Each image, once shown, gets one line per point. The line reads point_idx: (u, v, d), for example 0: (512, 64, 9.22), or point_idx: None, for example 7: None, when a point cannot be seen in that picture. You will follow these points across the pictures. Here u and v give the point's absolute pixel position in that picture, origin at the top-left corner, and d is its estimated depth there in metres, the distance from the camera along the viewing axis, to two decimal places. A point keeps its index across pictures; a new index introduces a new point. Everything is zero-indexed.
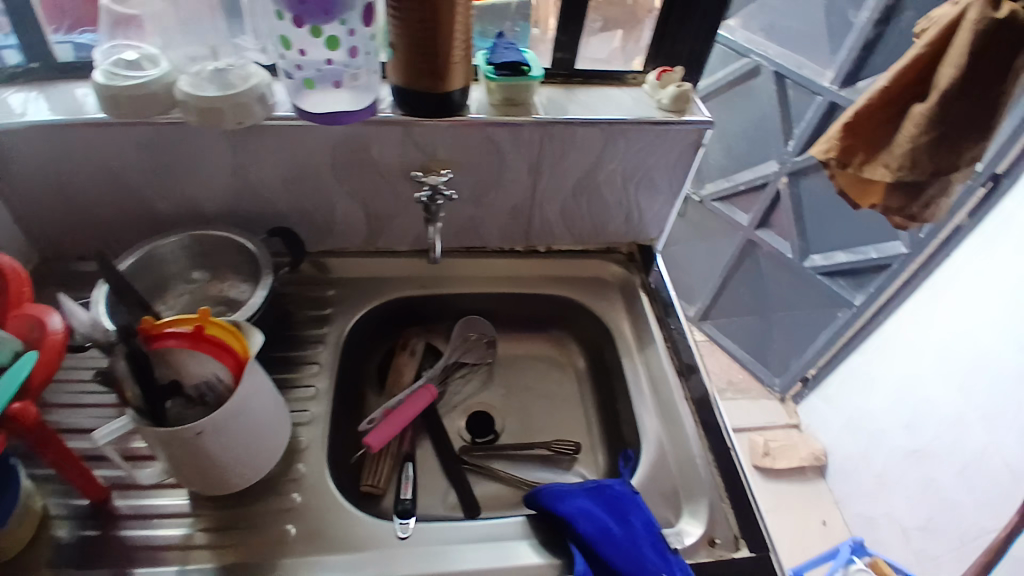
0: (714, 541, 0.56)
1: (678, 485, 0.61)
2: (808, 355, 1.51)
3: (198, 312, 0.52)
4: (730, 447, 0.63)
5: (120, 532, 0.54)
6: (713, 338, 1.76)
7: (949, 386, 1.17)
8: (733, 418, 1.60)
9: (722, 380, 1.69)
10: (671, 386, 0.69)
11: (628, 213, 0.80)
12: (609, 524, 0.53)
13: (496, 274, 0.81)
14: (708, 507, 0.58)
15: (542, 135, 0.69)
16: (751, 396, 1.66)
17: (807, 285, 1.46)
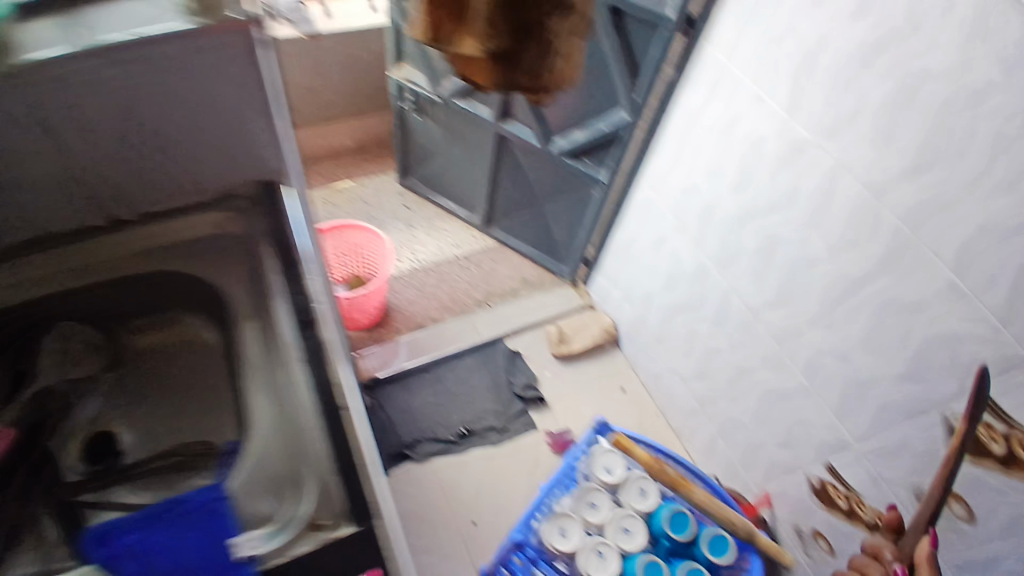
0: (318, 524, 0.56)
1: (287, 474, 0.60)
2: (582, 237, 1.50)
3: None
4: (344, 409, 0.61)
5: None
6: (504, 241, 1.69)
7: (692, 242, 1.18)
8: (529, 315, 1.59)
9: (516, 280, 1.64)
10: (288, 349, 0.64)
11: (226, 151, 0.68)
12: (168, 546, 0.51)
13: (87, 267, 0.71)
14: (314, 491, 0.57)
15: (25, 86, 0.55)
16: (546, 288, 1.64)
17: (560, 170, 1.40)
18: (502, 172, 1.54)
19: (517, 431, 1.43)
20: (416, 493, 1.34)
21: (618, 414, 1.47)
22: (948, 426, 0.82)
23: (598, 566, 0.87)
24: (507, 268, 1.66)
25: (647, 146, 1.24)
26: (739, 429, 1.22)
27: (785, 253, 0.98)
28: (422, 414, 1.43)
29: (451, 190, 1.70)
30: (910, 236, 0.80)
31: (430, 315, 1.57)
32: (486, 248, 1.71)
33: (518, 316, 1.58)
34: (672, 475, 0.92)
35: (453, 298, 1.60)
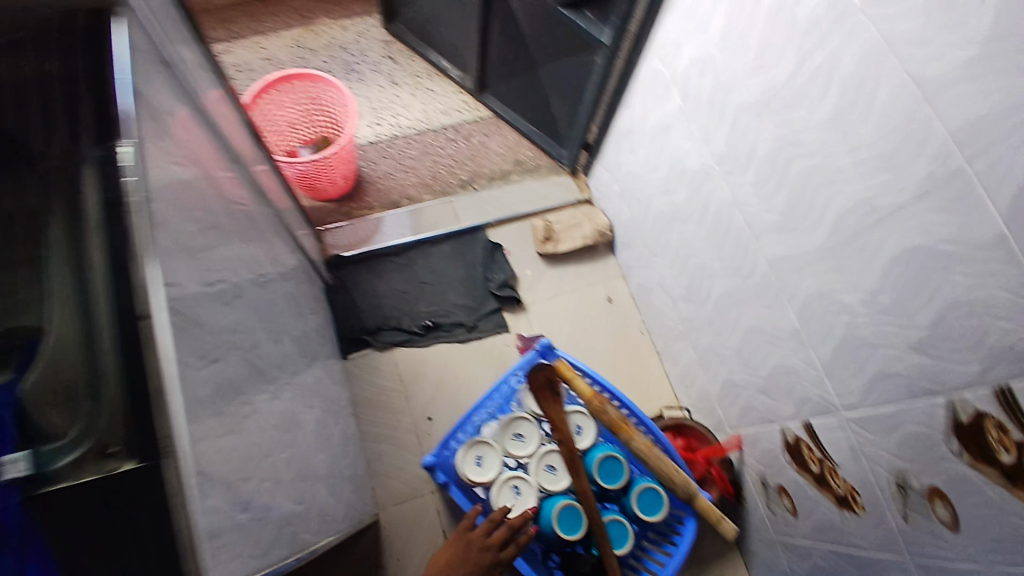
0: (106, 450, 0.41)
1: (65, 390, 0.42)
2: (581, 117, 1.30)
3: None
4: (152, 311, 0.44)
5: None
6: (498, 112, 1.50)
7: (695, 133, 0.99)
8: (519, 204, 1.42)
9: (506, 161, 1.47)
10: (87, 228, 0.46)
11: None
12: None
13: None
14: (105, 416, 0.41)
15: None
16: (540, 175, 1.46)
17: (558, 25, 1.16)
18: (494, 24, 1.31)
19: (488, 329, 1.30)
20: (374, 380, 1.24)
21: (601, 325, 1.34)
22: (952, 413, 0.68)
23: (510, 503, 0.79)
24: (499, 145, 1.48)
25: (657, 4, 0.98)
26: (723, 363, 1.11)
27: (799, 160, 0.80)
28: (388, 301, 1.30)
29: (443, 42, 1.49)
30: (964, 161, 0.58)
31: (406, 194, 1.41)
32: (479, 118, 1.52)
33: (502, 202, 1.42)
34: (614, 417, 0.79)
35: (435, 177, 1.44)
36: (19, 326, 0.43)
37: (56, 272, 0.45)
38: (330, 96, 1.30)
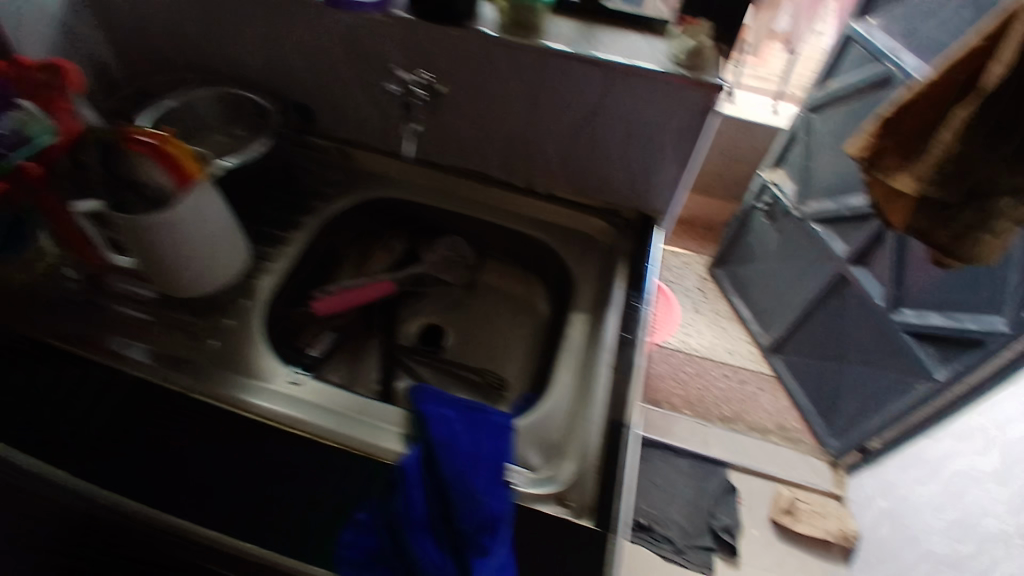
0: (563, 500, 0.59)
1: (559, 444, 0.63)
2: (873, 424, 1.29)
3: (166, 133, 0.59)
4: (627, 423, 0.64)
5: (99, 302, 0.70)
6: (780, 377, 1.50)
7: (998, 500, 0.89)
8: (765, 461, 1.40)
9: (770, 421, 1.46)
10: (602, 351, 0.69)
11: (634, 175, 0.76)
12: (459, 437, 0.58)
13: (488, 199, 0.83)
14: (577, 471, 0.61)
15: (541, 63, 0.68)
16: (800, 448, 1.44)
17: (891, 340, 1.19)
18: (819, 311, 1.38)
19: (694, 560, 1.23)
20: None
21: None
22: None
23: None
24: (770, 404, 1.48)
25: (1006, 372, 0.97)
26: None
27: None
28: None
29: (755, 300, 1.57)
30: None
31: (671, 400, 1.48)
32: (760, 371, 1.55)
33: (752, 454, 1.41)
34: None
35: (699, 400, 1.50)
36: (552, 398, 0.67)
37: (566, 374, 0.69)
38: (658, 317, 1.36)
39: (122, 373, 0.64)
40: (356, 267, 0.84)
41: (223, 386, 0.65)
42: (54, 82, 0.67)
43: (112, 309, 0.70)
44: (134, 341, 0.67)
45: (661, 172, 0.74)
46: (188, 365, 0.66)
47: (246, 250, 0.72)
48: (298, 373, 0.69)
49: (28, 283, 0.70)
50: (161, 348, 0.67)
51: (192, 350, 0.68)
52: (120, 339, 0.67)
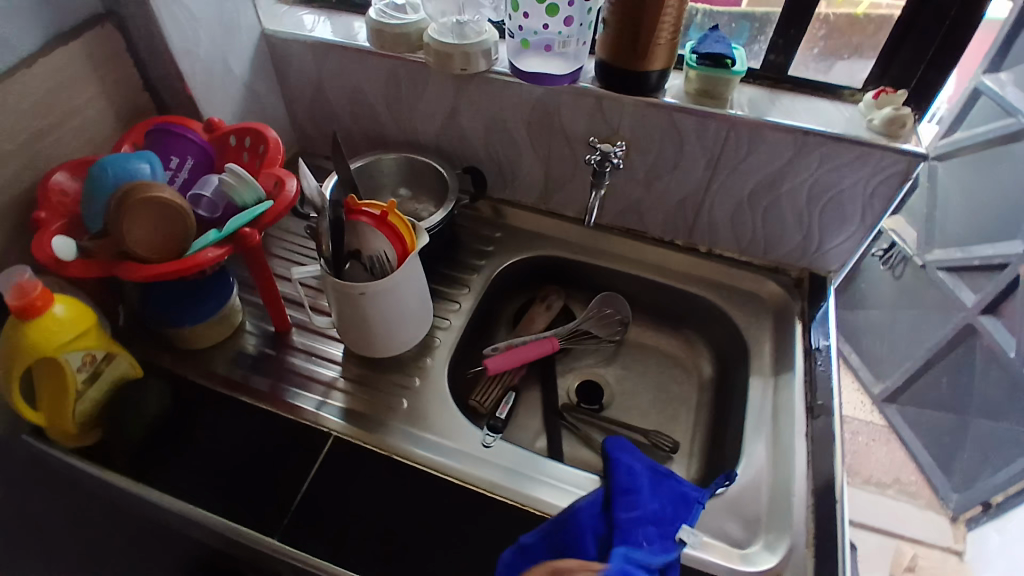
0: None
1: (765, 518, 0.60)
2: (998, 477, 1.21)
3: (387, 202, 0.61)
4: (838, 500, 0.61)
5: (284, 358, 0.71)
6: (894, 427, 1.46)
7: None
8: (880, 514, 1.34)
9: (887, 475, 1.40)
10: (795, 419, 0.67)
11: (807, 236, 0.76)
12: (642, 487, 0.58)
13: (649, 259, 0.83)
14: (789, 545, 0.58)
15: (727, 131, 0.69)
16: (918, 502, 1.36)
17: None
18: (946, 359, 1.32)
19: None
20: None
21: None
22: None
23: None
24: (884, 457, 1.43)
25: None
26: None
27: None
28: None
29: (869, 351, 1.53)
30: None
31: None
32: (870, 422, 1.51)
33: (864, 507, 1.34)
34: None
35: None
36: (743, 469, 0.64)
37: (755, 443, 0.66)
38: None
39: (316, 431, 0.63)
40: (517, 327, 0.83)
41: (416, 447, 0.62)
42: (260, 150, 0.71)
43: (296, 368, 0.70)
44: (326, 400, 0.66)
45: (842, 235, 0.74)
46: (375, 422, 0.64)
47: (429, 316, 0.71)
48: (488, 434, 0.65)
49: (220, 341, 0.73)
50: (355, 408, 0.65)
51: (384, 411, 0.65)
52: (312, 397, 0.66)
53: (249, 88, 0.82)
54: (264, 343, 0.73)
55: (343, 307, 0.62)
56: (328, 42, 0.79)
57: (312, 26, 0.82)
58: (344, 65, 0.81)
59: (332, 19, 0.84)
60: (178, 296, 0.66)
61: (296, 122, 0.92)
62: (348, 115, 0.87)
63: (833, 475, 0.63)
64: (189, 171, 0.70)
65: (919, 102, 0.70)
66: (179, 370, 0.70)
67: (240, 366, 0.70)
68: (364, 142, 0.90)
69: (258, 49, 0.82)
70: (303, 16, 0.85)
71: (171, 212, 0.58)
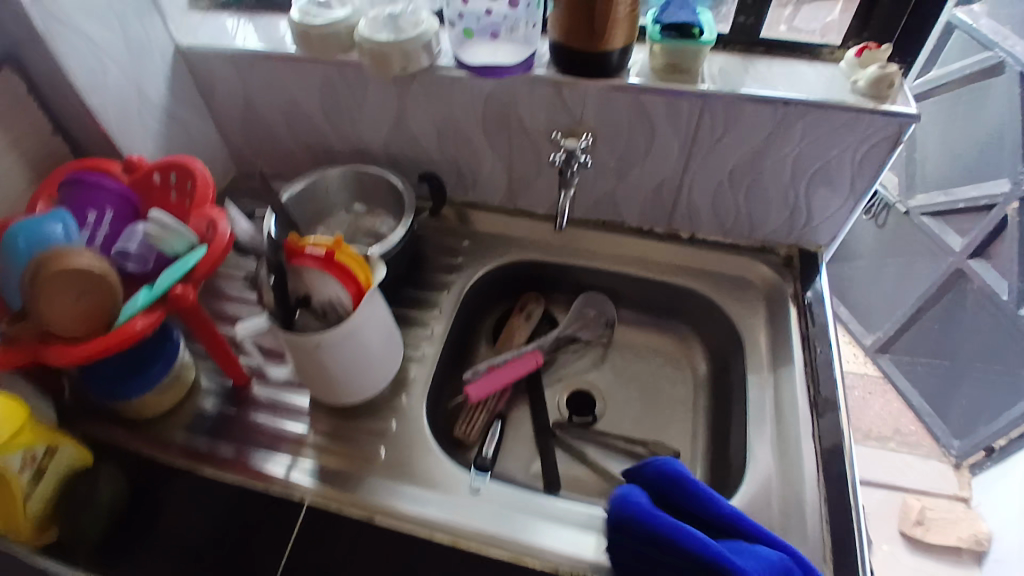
0: None
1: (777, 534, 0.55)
2: (1000, 424, 1.25)
3: (334, 238, 0.55)
4: (853, 506, 0.56)
5: (245, 416, 0.64)
6: (889, 376, 1.48)
7: None
8: (885, 471, 1.38)
9: (886, 427, 1.44)
10: (799, 418, 0.62)
11: (795, 211, 0.70)
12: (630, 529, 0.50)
13: (629, 253, 0.77)
14: None
15: (700, 109, 0.62)
16: (922, 453, 1.41)
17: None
18: (936, 306, 1.31)
19: None
20: None
21: None
22: None
23: None
24: (879, 410, 1.46)
25: None
26: None
27: None
28: None
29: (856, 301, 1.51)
30: None
31: None
32: (864, 373, 1.53)
33: (874, 465, 1.39)
34: None
35: None
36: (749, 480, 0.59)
37: (761, 450, 0.61)
38: None
39: (289, 501, 0.57)
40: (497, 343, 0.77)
41: (395, 501, 0.56)
42: (188, 187, 0.63)
43: (260, 427, 0.63)
44: (298, 459, 0.60)
45: (830, 208, 0.68)
46: (349, 478, 0.58)
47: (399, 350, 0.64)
48: (478, 477, 0.58)
49: (175, 406, 0.65)
50: (330, 465, 0.59)
51: (363, 465, 0.59)
52: (281, 459, 0.60)
53: (171, 115, 0.73)
54: (222, 402, 0.65)
55: (298, 359, 0.55)
56: (254, 53, 0.70)
57: (240, 34, 0.72)
58: (270, 75, 0.72)
59: (254, 21, 0.74)
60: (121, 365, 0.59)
61: (229, 140, 0.82)
62: (282, 130, 0.78)
63: (846, 478, 0.58)
64: (111, 225, 0.61)
65: (904, 55, 0.64)
66: (132, 443, 0.62)
67: (197, 432, 0.63)
68: (307, 157, 0.81)
69: (174, 70, 0.72)
70: (225, 25, 0.74)
71: (90, 281, 0.51)
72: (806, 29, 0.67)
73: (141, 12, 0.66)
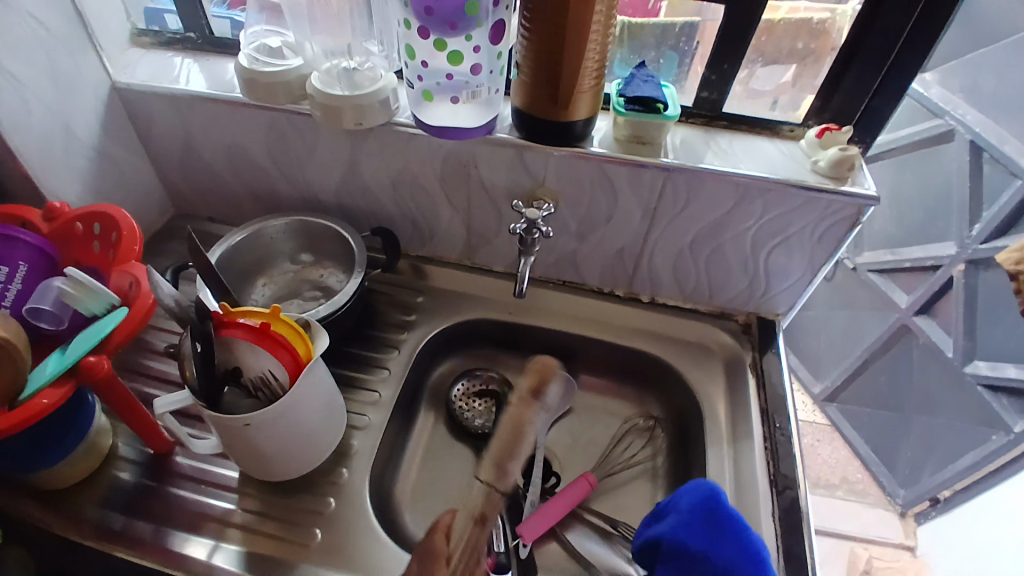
0: None
1: None
2: (944, 476, 1.35)
3: (269, 309, 0.53)
4: None
5: (167, 490, 0.60)
6: (836, 424, 1.60)
7: None
8: (836, 519, 1.47)
9: (834, 475, 1.56)
10: (757, 496, 0.60)
11: (753, 280, 0.69)
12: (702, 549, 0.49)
13: (588, 314, 0.76)
14: None
15: (664, 181, 0.61)
16: (869, 501, 1.51)
17: (967, 397, 1.27)
18: (882, 358, 1.45)
19: None
20: None
21: None
22: None
23: None
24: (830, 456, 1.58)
25: None
26: None
27: None
28: None
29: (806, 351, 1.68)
30: None
31: None
32: (814, 421, 1.66)
33: (829, 514, 1.48)
34: None
35: None
36: None
37: None
38: None
39: None
40: (449, 407, 0.73)
41: None
42: (112, 239, 0.58)
43: (182, 503, 0.59)
44: (222, 542, 0.56)
45: (788, 281, 0.68)
46: (279, 564, 0.55)
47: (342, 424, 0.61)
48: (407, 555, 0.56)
49: (88, 478, 0.60)
50: (256, 549, 0.56)
51: (292, 549, 0.56)
52: (204, 541, 0.56)
53: (102, 152, 0.70)
54: (141, 473, 0.61)
55: (227, 438, 0.51)
56: (200, 94, 0.67)
57: (182, 76, 0.69)
58: (217, 117, 0.68)
59: (204, 63, 0.72)
60: (35, 438, 0.53)
61: (168, 181, 0.79)
62: (231, 173, 0.75)
63: (806, 564, 0.55)
64: (24, 280, 0.56)
65: (864, 135, 0.65)
66: (37, 518, 0.57)
67: (110, 508, 0.58)
68: (254, 205, 0.78)
69: (107, 104, 0.69)
70: (170, 64, 0.72)
71: None
72: (752, 86, 0.67)
73: (72, 50, 0.64)
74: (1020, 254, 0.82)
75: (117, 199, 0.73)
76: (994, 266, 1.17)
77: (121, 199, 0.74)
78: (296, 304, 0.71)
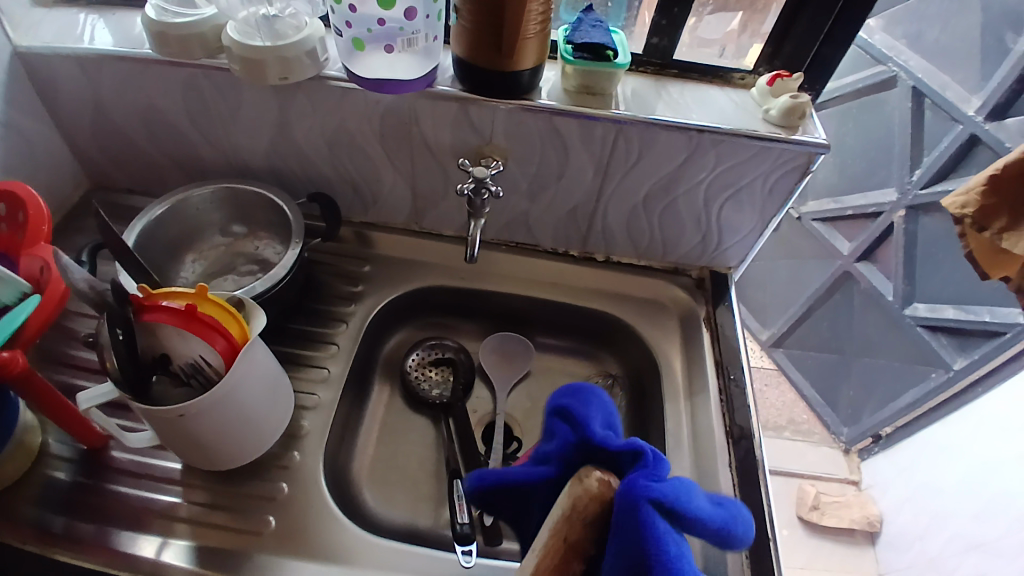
0: None
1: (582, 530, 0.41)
2: (885, 413, 1.42)
3: (196, 288, 0.48)
4: (771, 535, 0.55)
5: (104, 487, 0.55)
6: (783, 369, 1.68)
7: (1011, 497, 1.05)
8: (787, 460, 1.54)
9: (782, 418, 1.63)
10: (716, 447, 0.61)
11: (706, 235, 0.68)
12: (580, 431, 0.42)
13: (543, 276, 0.74)
14: None
15: (616, 135, 0.58)
16: (815, 440, 1.59)
17: (907, 338, 1.34)
18: (825, 304, 1.51)
19: None
20: None
21: None
22: None
23: None
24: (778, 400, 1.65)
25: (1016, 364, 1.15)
26: None
27: None
28: None
29: (754, 302, 1.73)
30: None
31: None
32: (762, 366, 1.73)
33: (780, 456, 1.55)
34: None
35: None
36: None
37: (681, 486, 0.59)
38: None
39: None
40: (403, 379, 0.71)
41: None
42: (19, 219, 0.52)
43: (123, 499, 0.55)
44: (170, 538, 0.53)
45: (740, 234, 0.67)
46: (231, 556, 0.52)
47: (290, 409, 0.57)
48: (364, 535, 0.54)
49: (18, 480, 0.55)
50: (208, 541, 0.53)
51: (245, 539, 0.53)
52: (151, 537, 0.52)
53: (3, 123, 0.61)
54: (77, 470, 0.56)
55: (160, 429, 0.47)
56: (105, 53, 0.59)
57: (87, 33, 0.62)
58: (127, 79, 0.61)
59: (109, 17, 0.64)
60: None
61: (79, 153, 0.71)
62: (149, 141, 0.68)
63: (762, 510, 0.57)
64: None
65: (813, 83, 0.64)
66: None
67: (43, 512, 0.53)
68: (178, 175, 0.71)
69: (7, 72, 0.61)
70: (73, 21, 0.63)
71: None
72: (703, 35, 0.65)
73: None
74: (966, 197, 0.84)
75: (23, 176, 0.65)
76: (933, 211, 1.21)
77: (28, 175, 0.66)
78: (231, 281, 0.66)
